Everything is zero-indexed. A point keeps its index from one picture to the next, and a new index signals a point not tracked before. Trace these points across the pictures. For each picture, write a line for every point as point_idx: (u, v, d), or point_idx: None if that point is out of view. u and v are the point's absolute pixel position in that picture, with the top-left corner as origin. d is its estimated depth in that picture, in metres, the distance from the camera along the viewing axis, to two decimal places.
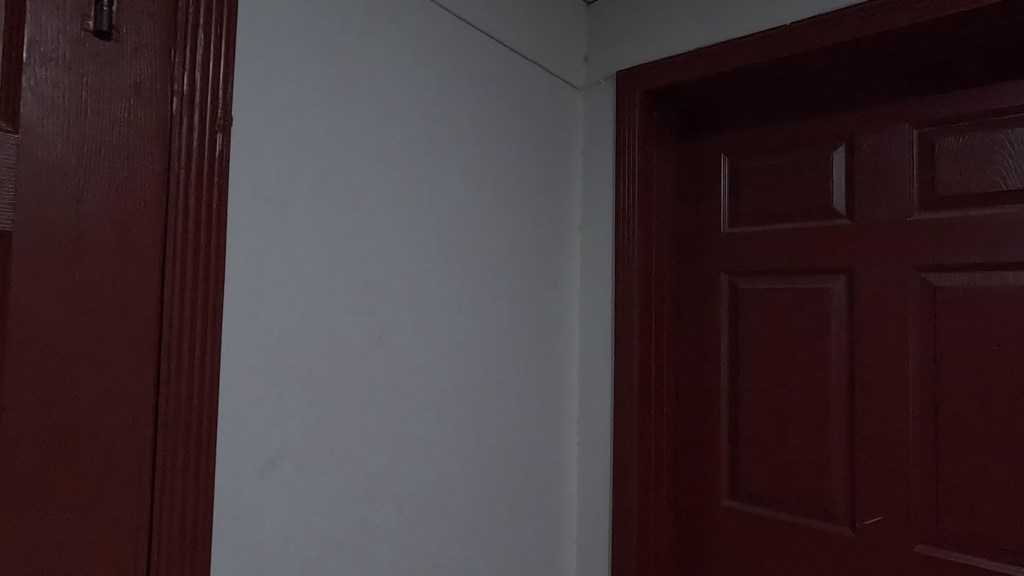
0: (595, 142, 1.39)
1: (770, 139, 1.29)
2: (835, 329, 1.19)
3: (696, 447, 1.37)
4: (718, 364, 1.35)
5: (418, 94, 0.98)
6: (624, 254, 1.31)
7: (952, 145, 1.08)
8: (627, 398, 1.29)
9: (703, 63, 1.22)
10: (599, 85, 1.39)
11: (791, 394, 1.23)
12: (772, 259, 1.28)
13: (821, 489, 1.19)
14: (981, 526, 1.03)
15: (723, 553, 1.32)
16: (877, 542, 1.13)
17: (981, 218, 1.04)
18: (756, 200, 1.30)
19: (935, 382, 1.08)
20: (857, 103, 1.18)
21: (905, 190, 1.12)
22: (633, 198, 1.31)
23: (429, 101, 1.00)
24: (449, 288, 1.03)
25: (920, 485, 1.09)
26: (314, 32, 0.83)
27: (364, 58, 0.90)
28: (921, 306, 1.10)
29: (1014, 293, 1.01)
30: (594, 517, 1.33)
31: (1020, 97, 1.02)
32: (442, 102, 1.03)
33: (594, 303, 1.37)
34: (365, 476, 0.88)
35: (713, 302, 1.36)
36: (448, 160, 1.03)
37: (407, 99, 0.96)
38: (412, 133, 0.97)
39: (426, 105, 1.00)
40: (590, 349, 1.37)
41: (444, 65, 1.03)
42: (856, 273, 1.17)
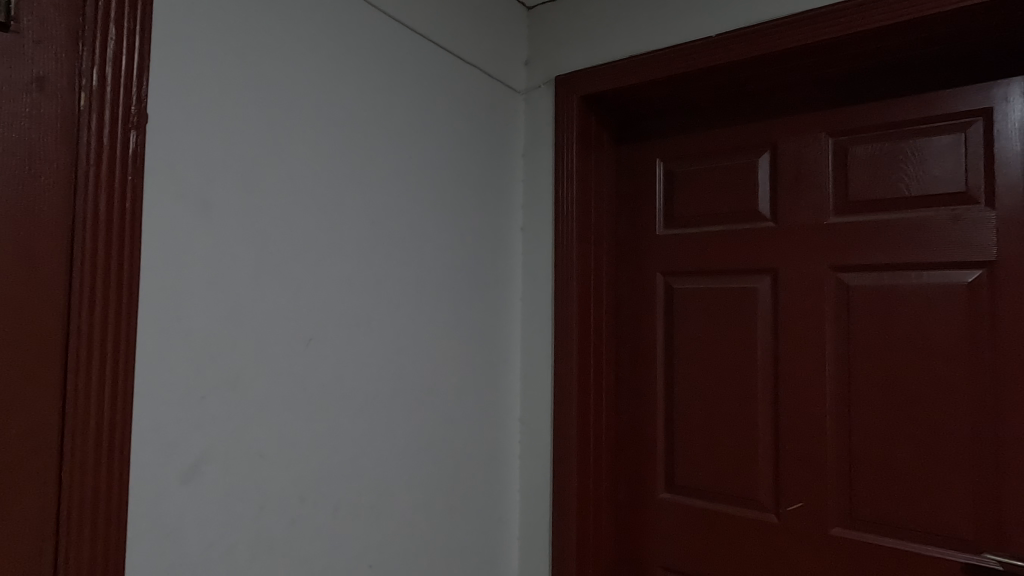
0: (535, 144, 1.41)
1: (701, 145, 1.35)
2: (761, 326, 1.26)
3: (634, 442, 1.41)
4: (655, 361, 1.39)
5: (351, 94, 0.98)
6: (563, 254, 1.34)
7: (862, 153, 1.16)
8: (567, 395, 1.32)
9: (635, 71, 1.27)
10: (538, 89, 1.42)
11: (721, 388, 1.29)
12: (703, 259, 1.33)
13: (748, 478, 1.26)
14: (887, 508, 1.11)
15: (660, 544, 1.37)
16: (798, 526, 1.20)
17: (887, 222, 1.13)
18: (688, 203, 1.36)
19: (848, 374, 1.16)
20: (779, 113, 1.25)
21: (821, 194, 1.20)
22: (572, 200, 1.34)
23: (364, 101, 1.00)
24: (385, 289, 1.02)
25: (835, 471, 1.17)
26: (240, 29, 0.81)
27: (294, 57, 0.89)
28: (837, 303, 1.18)
29: (917, 291, 1.10)
30: (536, 513, 1.35)
31: (920, 110, 1.11)
32: (378, 102, 1.03)
33: (535, 302, 1.39)
34: (296, 480, 0.87)
35: (650, 301, 1.41)
36: (384, 160, 1.03)
37: (340, 99, 0.96)
38: (346, 133, 0.97)
39: (360, 105, 0.99)
40: (531, 348, 1.39)
41: (379, 66, 1.03)
42: (779, 273, 1.24)
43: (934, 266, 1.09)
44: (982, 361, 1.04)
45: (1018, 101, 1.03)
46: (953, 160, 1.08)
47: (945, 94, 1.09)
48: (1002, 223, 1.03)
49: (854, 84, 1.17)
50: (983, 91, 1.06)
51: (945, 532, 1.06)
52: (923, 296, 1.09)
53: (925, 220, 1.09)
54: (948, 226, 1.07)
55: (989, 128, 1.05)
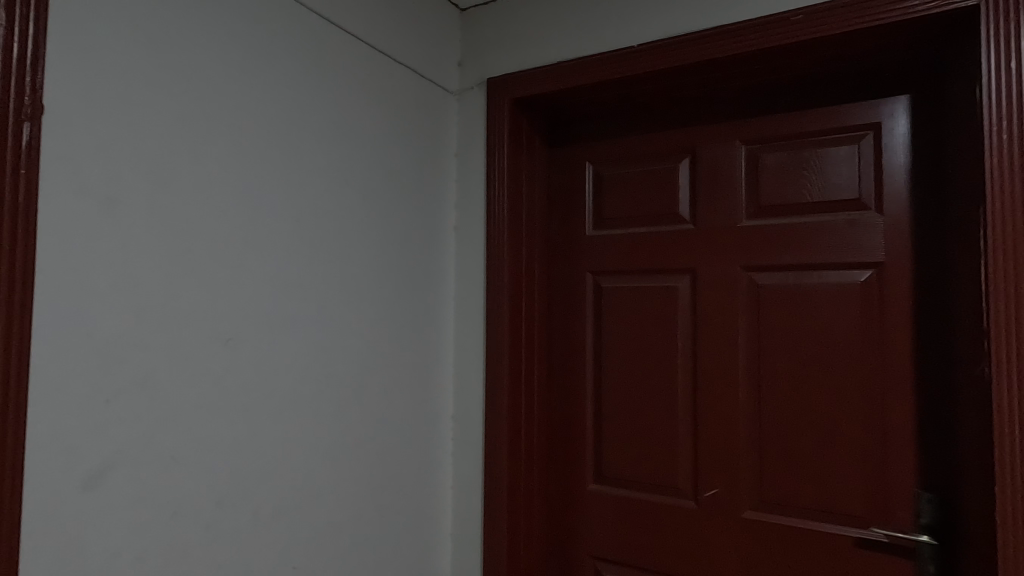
0: (468, 145, 1.43)
1: (626, 149, 1.40)
2: (681, 322, 1.33)
3: (565, 436, 1.46)
4: (584, 357, 1.44)
5: (270, 91, 0.96)
6: (495, 254, 1.36)
7: (771, 161, 1.24)
8: (498, 393, 1.34)
9: (562, 76, 1.30)
10: (471, 91, 1.43)
11: (646, 382, 1.36)
12: (629, 259, 1.39)
13: (670, 467, 1.32)
14: (792, 490, 1.20)
15: (590, 535, 1.42)
16: (714, 511, 1.27)
17: (792, 226, 1.21)
18: (615, 205, 1.41)
19: (759, 367, 1.24)
20: (697, 121, 1.32)
21: (735, 199, 1.28)
22: (503, 200, 1.37)
23: (285, 98, 0.99)
24: (309, 288, 1.01)
25: (748, 458, 1.25)
26: (145, 20, 0.78)
27: (207, 51, 0.86)
28: (749, 301, 1.26)
29: (819, 289, 1.19)
30: (468, 508, 1.37)
31: (820, 122, 1.20)
32: (300, 99, 1.01)
33: (467, 301, 1.41)
34: (213, 483, 0.85)
35: (579, 300, 1.45)
36: (306, 158, 1.02)
37: (259, 95, 0.94)
38: (266, 131, 0.95)
39: (282, 102, 0.98)
40: (464, 345, 1.41)
41: (302, 63, 1.02)
42: (697, 273, 1.31)
43: (832, 267, 1.18)
44: (873, 352, 1.14)
45: (902, 117, 1.13)
46: (849, 170, 1.17)
47: (841, 109, 1.18)
48: (888, 228, 1.14)
49: (763, 96, 1.25)
50: (873, 107, 1.15)
51: (840, 511, 1.16)
52: (824, 294, 1.18)
53: (824, 224, 1.18)
54: (844, 230, 1.17)
55: (878, 141, 1.15)
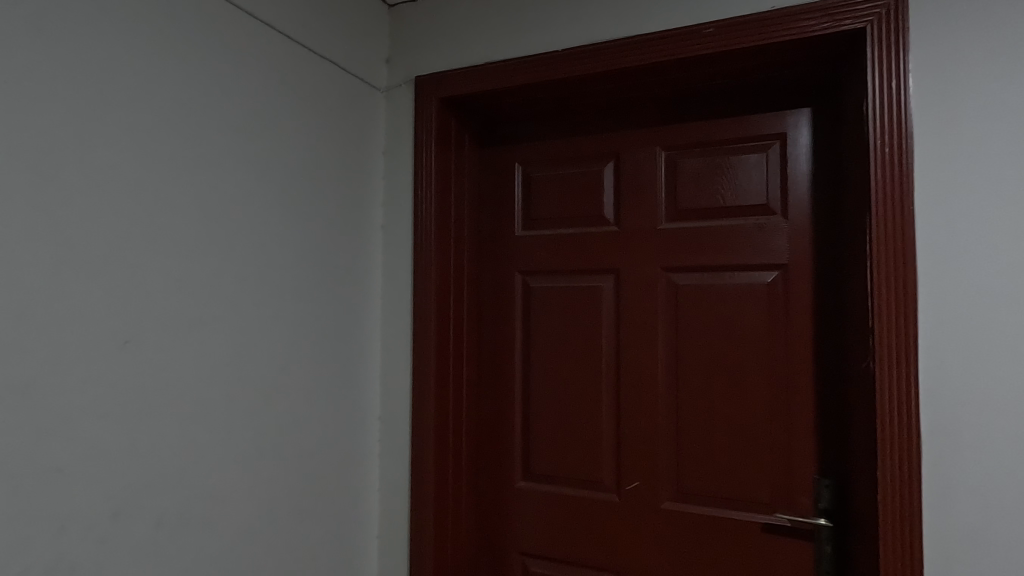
0: (396, 142, 1.41)
1: (554, 151, 1.43)
2: (605, 321, 1.37)
3: (495, 434, 1.47)
4: (513, 355, 1.46)
5: (173, 82, 0.92)
6: (422, 253, 1.36)
7: (687, 167, 1.30)
8: (424, 393, 1.34)
9: (488, 77, 1.31)
10: (398, 88, 1.42)
11: (572, 380, 1.39)
12: (557, 259, 1.42)
13: (594, 462, 1.36)
14: (707, 480, 1.26)
15: (519, 531, 1.43)
16: (635, 503, 1.32)
17: (706, 229, 1.27)
18: (542, 206, 1.44)
19: (677, 363, 1.29)
20: (620, 126, 1.36)
21: (655, 202, 1.32)
22: (430, 200, 1.36)
23: (190, 91, 0.95)
24: (216, 287, 0.98)
25: (667, 451, 1.30)
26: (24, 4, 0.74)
27: (99, 39, 0.82)
28: (668, 300, 1.31)
29: (731, 290, 1.25)
30: (395, 510, 1.36)
31: (732, 131, 1.26)
32: (207, 92, 0.98)
33: (394, 301, 1.39)
34: (106, 493, 0.81)
35: (508, 300, 1.47)
36: (214, 154, 0.99)
37: (161, 87, 0.90)
38: (168, 123, 0.91)
39: (186, 95, 0.94)
40: (391, 345, 1.39)
41: (210, 56, 0.99)
42: (620, 273, 1.35)
43: (742, 268, 1.25)
44: (779, 348, 1.22)
45: (805, 128, 1.21)
46: (758, 177, 1.24)
47: (751, 119, 1.25)
48: (792, 232, 1.21)
49: (679, 105, 1.31)
50: (779, 119, 1.22)
51: (749, 498, 1.23)
52: (736, 294, 1.25)
53: (736, 228, 1.25)
54: (753, 234, 1.24)
55: (784, 151, 1.22)
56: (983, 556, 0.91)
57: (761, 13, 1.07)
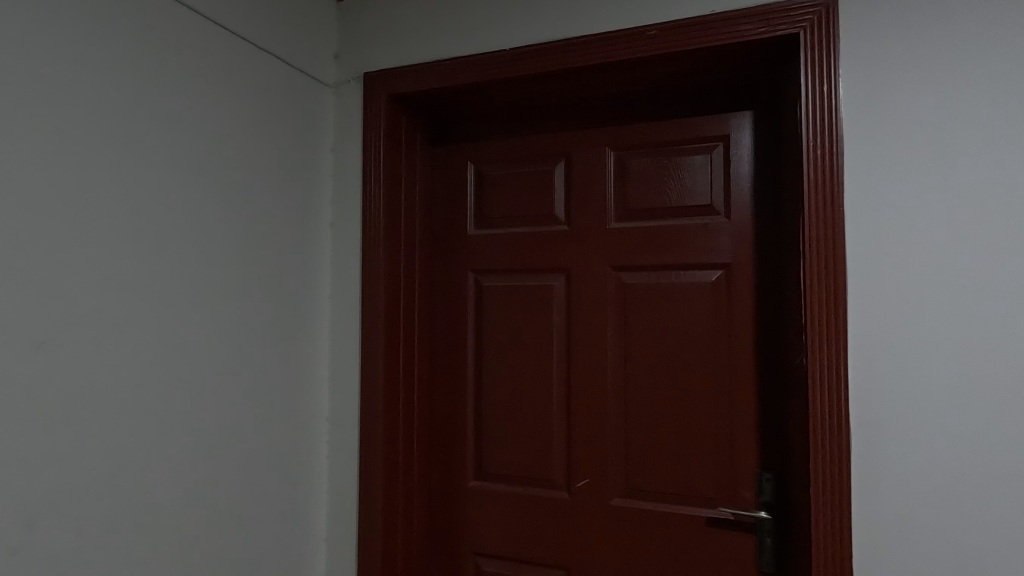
0: (345, 139, 1.39)
1: (505, 151, 1.43)
2: (556, 320, 1.37)
3: (448, 434, 1.46)
4: (466, 355, 1.45)
5: (96, 74, 0.89)
6: (371, 252, 1.34)
7: (636, 167, 1.31)
8: (373, 393, 1.32)
9: (438, 75, 1.30)
10: (347, 84, 1.39)
11: (523, 379, 1.39)
12: (509, 259, 1.41)
13: (545, 460, 1.37)
14: (654, 476, 1.28)
15: (471, 532, 1.43)
16: (585, 500, 1.33)
17: (654, 228, 1.29)
18: (494, 204, 1.44)
19: (625, 361, 1.31)
20: (571, 126, 1.37)
21: (604, 202, 1.34)
22: (379, 198, 1.34)
23: (117, 83, 0.92)
24: (146, 287, 0.95)
25: (615, 448, 1.31)
26: None
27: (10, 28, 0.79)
28: (617, 299, 1.32)
29: (678, 288, 1.27)
30: (344, 513, 1.34)
31: (680, 132, 1.28)
32: (134, 85, 0.95)
33: (342, 300, 1.37)
34: (21, 500, 0.78)
35: (460, 300, 1.46)
36: (143, 149, 0.95)
37: (82, 78, 0.87)
38: (91, 117, 0.88)
39: (112, 87, 0.91)
40: (340, 345, 1.37)
41: (138, 47, 0.95)
42: (570, 272, 1.36)
43: (687, 267, 1.27)
44: (722, 346, 1.24)
45: (748, 130, 1.23)
46: (703, 178, 1.26)
47: (696, 121, 1.27)
48: (734, 232, 1.24)
49: (628, 106, 1.32)
50: (722, 121, 1.25)
51: (693, 493, 1.25)
52: (682, 293, 1.27)
53: (682, 228, 1.27)
54: (698, 234, 1.26)
55: (728, 153, 1.25)
56: (910, 543, 0.94)
57: (702, 17, 1.09)
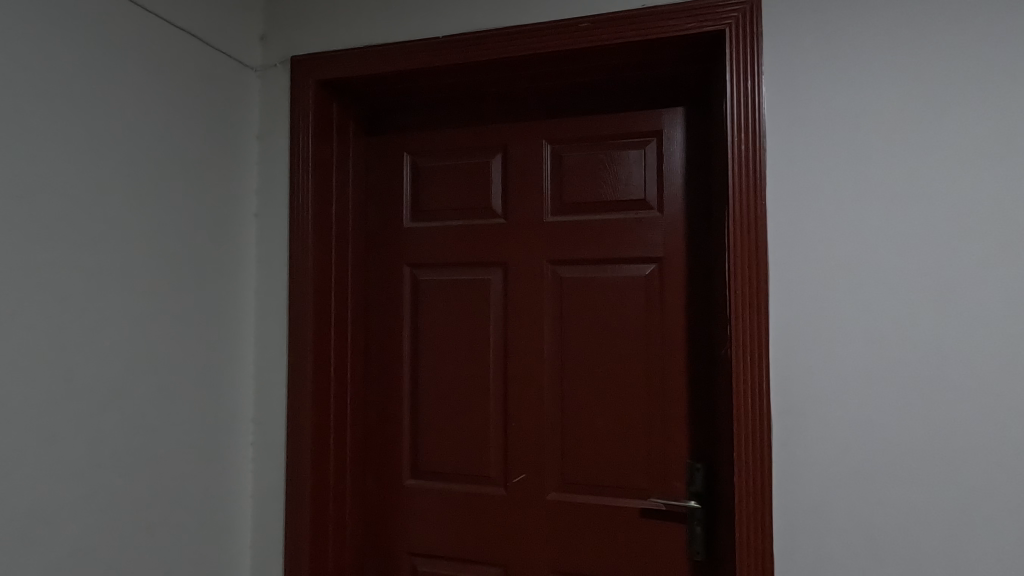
0: (271, 126, 1.32)
1: (441, 142, 1.40)
2: (493, 314, 1.36)
3: (383, 433, 1.42)
4: (401, 351, 1.41)
5: None
6: (298, 244, 1.28)
7: (571, 160, 1.31)
8: (301, 392, 1.27)
9: (367, 61, 1.26)
10: (274, 68, 1.33)
11: (460, 374, 1.37)
12: (447, 252, 1.39)
13: (482, 457, 1.35)
14: (589, 469, 1.28)
15: (408, 532, 1.40)
16: (521, 496, 1.32)
17: (590, 223, 1.29)
18: (430, 197, 1.40)
19: (563, 355, 1.31)
20: (507, 118, 1.35)
21: (540, 195, 1.33)
22: (307, 187, 1.29)
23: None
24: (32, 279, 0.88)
25: (552, 442, 1.31)
26: None
27: None
28: (554, 293, 1.32)
29: (613, 282, 1.28)
30: (270, 517, 1.29)
31: (614, 126, 1.28)
32: (19, 60, 0.87)
33: (269, 294, 1.31)
34: None
35: (397, 294, 1.42)
36: (29, 130, 0.88)
37: None
38: None
39: None
40: (266, 341, 1.31)
41: (23, 19, 0.88)
42: (507, 266, 1.35)
43: (621, 261, 1.28)
44: (655, 339, 1.26)
45: (680, 126, 1.25)
46: (637, 173, 1.27)
47: (630, 116, 1.28)
48: (667, 226, 1.25)
49: (564, 99, 1.32)
50: (656, 116, 1.26)
51: (627, 485, 1.26)
52: (617, 286, 1.27)
53: (617, 223, 1.28)
54: (633, 228, 1.27)
55: (661, 148, 1.26)
56: (824, 526, 0.98)
57: (633, 10, 1.09)
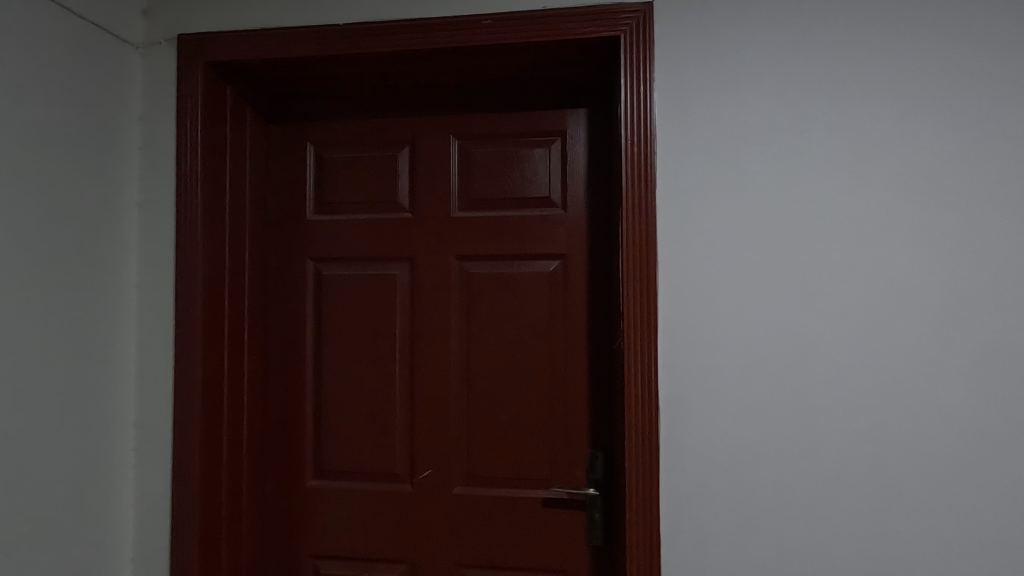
0: (155, 108, 1.23)
1: (345, 132, 1.36)
2: (399, 310, 1.34)
3: (284, 433, 1.37)
4: (303, 348, 1.37)
5: None
6: (187, 234, 1.20)
7: (478, 156, 1.31)
8: (189, 393, 1.20)
9: (264, 45, 1.19)
10: (158, 46, 1.23)
11: (365, 370, 1.34)
12: (352, 246, 1.35)
13: (387, 454, 1.33)
14: (494, 462, 1.30)
15: (311, 536, 1.35)
16: (427, 491, 1.32)
17: (497, 220, 1.30)
18: (335, 188, 1.36)
19: (470, 350, 1.31)
20: (414, 112, 1.34)
21: (446, 191, 1.32)
22: (197, 175, 1.21)
23: None
24: None
25: (458, 436, 1.32)
26: None
27: None
28: (460, 288, 1.32)
29: (518, 278, 1.30)
30: (154, 526, 1.20)
31: (520, 124, 1.30)
32: None
33: (154, 289, 1.22)
34: None
35: (298, 290, 1.37)
36: None
37: None
38: None
39: None
40: (150, 339, 1.22)
41: None
42: (414, 262, 1.33)
43: (526, 257, 1.30)
44: (558, 333, 1.29)
45: (583, 127, 1.29)
46: (543, 171, 1.30)
47: (536, 114, 1.30)
48: (571, 224, 1.28)
49: (471, 94, 1.32)
50: (560, 116, 1.29)
51: (531, 476, 1.29)
52: (522, 282, 1.30)
53: (522, 220, 1.30)
54: (537, 225, 1.29)
55: (564, 147, 1.29)
56: (707, 507, 1.05)
57: (535, 10, 1.11)
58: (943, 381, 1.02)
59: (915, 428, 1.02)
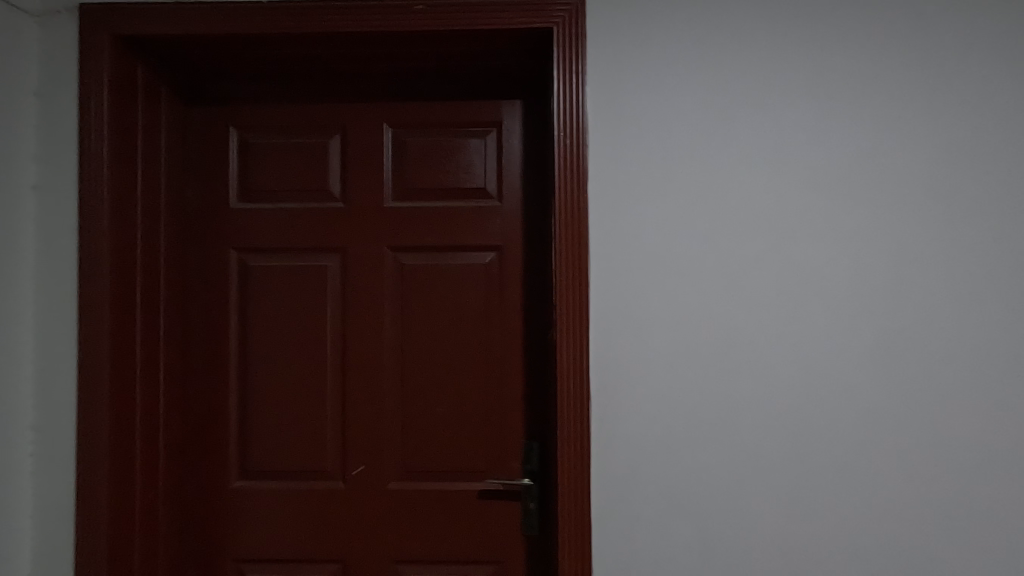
0: (54, 82, 1.13)
1: (271, 117, 1.30)
2: (329, 301, 1.30)
3: (205, 433, 1.30)
4: (227, 343, 1.30)
5: None
6: (92, 220, 1.11)
7: (412, 145, 1.29)
8: (96, 391, 1.11)
9: (178, 20, 1.12)
10: (57, 16, 1.13)
11: (294, 365, 1.29)
12: (279, 235, 1.29)
13: (317, 451, 1.29)
14: (429, 455, 1.29)
15: (235, 539, 1.29)
16: (360, 488, 1.28)
17: (432, 210, 1.28)
18: (260, 175, 1.30)
19: (404, 342, 1.29)
20: (345, 98, 1.29)
21: (379, 180, 1.29)
22: (103, 156, 1.12)
23: None
24: None
25: (391, 430, 1.29)
26: None
27: None
28: (394, 280, 1.29)
29: (453, 269, 1.28)
30: (56, 537, 1.11)
31: (455, 114, 1.29)
32: None
33: (54, 279, 1.12)
34: None
35: (220, 281, 1.30)
36: None
37: None
38: None
39: None
40: (50, 334, 1.12)
41: None
42: (345, 252, 1.29)
43: (461, 248, 1.29)
44: (493, 325, 1.29)
45: (518, 119, 1.28)
46: (478, 162, 1.29)
47: (471, 105, 1.29)
48: (507, 216, 1.28)
49: (404, 81, 1.29)
50: (495, 107, 1.28)
51: (466, 468, 1.29)
52: (457, 273, 1.28)
53: (457, 211, 1.28)
54: (472, 216, 1.28)
55: (500, 139, 1.29)
56: (636, 492, 1.08)
57: None
58: (852, 366, 1.09)
59: (827, 411, 1.09)
